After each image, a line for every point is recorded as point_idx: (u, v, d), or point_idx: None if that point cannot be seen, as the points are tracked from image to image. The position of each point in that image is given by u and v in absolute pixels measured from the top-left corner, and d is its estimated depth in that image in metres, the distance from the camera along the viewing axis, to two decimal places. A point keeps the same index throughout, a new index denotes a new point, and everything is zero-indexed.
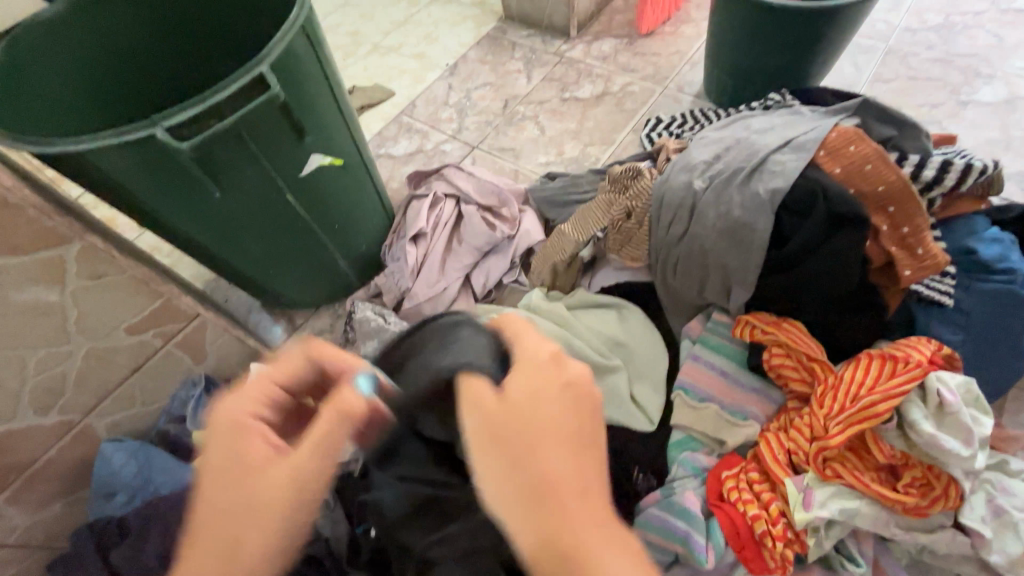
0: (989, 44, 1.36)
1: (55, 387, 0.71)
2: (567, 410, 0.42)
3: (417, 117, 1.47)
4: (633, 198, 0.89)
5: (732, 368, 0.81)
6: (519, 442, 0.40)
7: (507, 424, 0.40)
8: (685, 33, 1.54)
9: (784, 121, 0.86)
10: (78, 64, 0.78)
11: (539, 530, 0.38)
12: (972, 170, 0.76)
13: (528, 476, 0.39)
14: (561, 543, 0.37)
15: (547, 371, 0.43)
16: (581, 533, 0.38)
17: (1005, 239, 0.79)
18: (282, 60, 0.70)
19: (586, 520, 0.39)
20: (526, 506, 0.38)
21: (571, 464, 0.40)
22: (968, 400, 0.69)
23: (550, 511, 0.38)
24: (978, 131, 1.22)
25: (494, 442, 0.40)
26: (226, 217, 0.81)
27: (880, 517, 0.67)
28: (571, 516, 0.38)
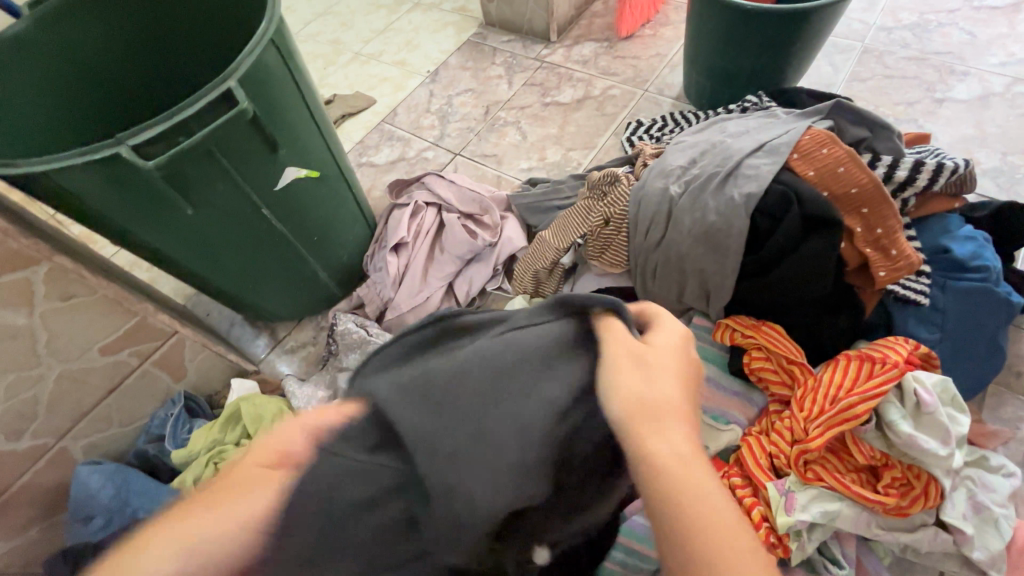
0: (962, 41, 1.38)
1: (27, 412, 0.70)
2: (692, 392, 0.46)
3: (398, 124, 1.47)
4: (611, 205, 0.88)
5: (713, 371, 0.81)
6: (644, 433, 0.43)
7: (635, 407, 0.43)
8: (665, 36, 1.55)
9: (760, 124, 0.86)
10: (44, 80, 0.77)
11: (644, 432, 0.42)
12: (944, 169, 0.76)
13: (651, 401, 0.44)
14: (667, 464, 0.41)
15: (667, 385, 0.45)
16: (665, 465, 0.41)
17: (978, 238, 0.79)
18: (251, 76, 0.70)
19: (676, 455, 0.42)
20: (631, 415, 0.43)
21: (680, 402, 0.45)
22: (945, 399, 0.69)
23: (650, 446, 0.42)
24: (953, 128, 1.23)
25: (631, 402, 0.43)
26: (202, 233, 0.79)
27: (861, 518, 0.67)
28: (659, 446, 0.42)
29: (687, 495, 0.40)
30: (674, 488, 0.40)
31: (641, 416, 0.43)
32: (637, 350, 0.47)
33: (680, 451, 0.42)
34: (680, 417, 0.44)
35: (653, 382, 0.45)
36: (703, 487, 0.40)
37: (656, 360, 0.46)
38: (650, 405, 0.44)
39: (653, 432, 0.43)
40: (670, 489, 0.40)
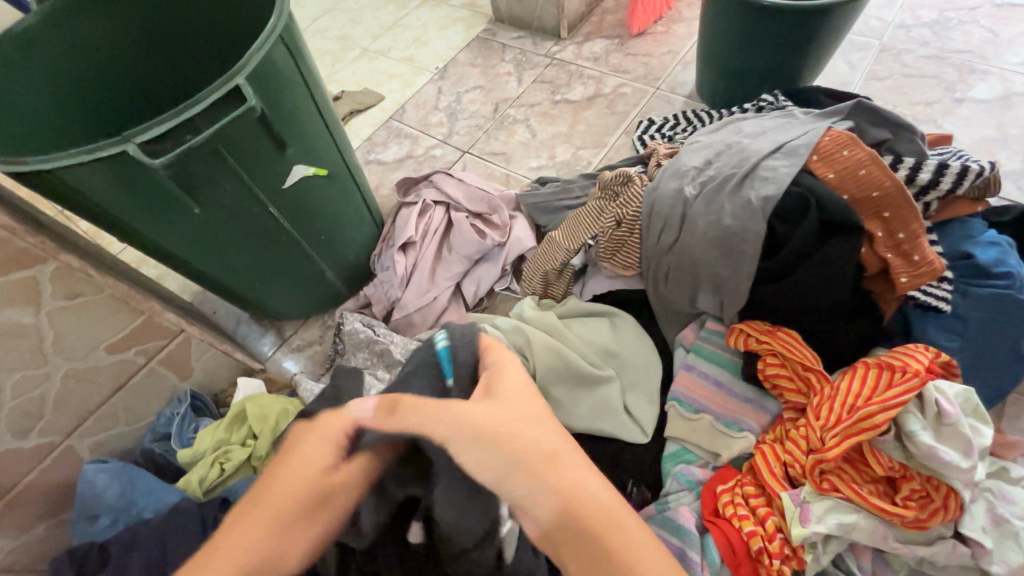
0: (983, 40, 1.34)
1: (34, 409, 0.69)
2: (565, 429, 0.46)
3: (407, 121, 1.45)
4: (623, 206, 0.86)
5: (726, 377, 0.79)
6: (554, 479, 0.41)
7: (533, 460, 0.41)
8: (677, 33, 1.52)
9: (776, 125, 0.84)
10: (52, 75, 0.77)
11: (549, 478, 0.41)
12: (970, 172, 0.74)
13: (540, 451, 0.42)
14: (571, 504, 0.40)
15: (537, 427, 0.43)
16: (578, 490, 0.41)
17: (1002, 243, 0.77)
18: (259, 73, 0.68)
19: (586, 480, 0.42)
20: (541, 457, 0.41)
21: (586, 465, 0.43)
22: (967, 410, 0.67)
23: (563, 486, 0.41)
24: (973, 128, 1.20)
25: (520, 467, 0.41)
26: (210, 231, 0.79)
27: (878, 531, 0.65)
28: (570, 478, 0.41)
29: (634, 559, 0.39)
30: (592, 531, 0.40)
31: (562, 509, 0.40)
32: (525, 420, 0.44)
33: (586, 490, 0.41)
34: (590, 487, 0.42)
35: (531, 432, 0.43)
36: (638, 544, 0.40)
37: (540, 424, 0.44)
38: (572, 485, 0.41)
39: (551, 475, 0.41)
40: (602, 532, 0.40)
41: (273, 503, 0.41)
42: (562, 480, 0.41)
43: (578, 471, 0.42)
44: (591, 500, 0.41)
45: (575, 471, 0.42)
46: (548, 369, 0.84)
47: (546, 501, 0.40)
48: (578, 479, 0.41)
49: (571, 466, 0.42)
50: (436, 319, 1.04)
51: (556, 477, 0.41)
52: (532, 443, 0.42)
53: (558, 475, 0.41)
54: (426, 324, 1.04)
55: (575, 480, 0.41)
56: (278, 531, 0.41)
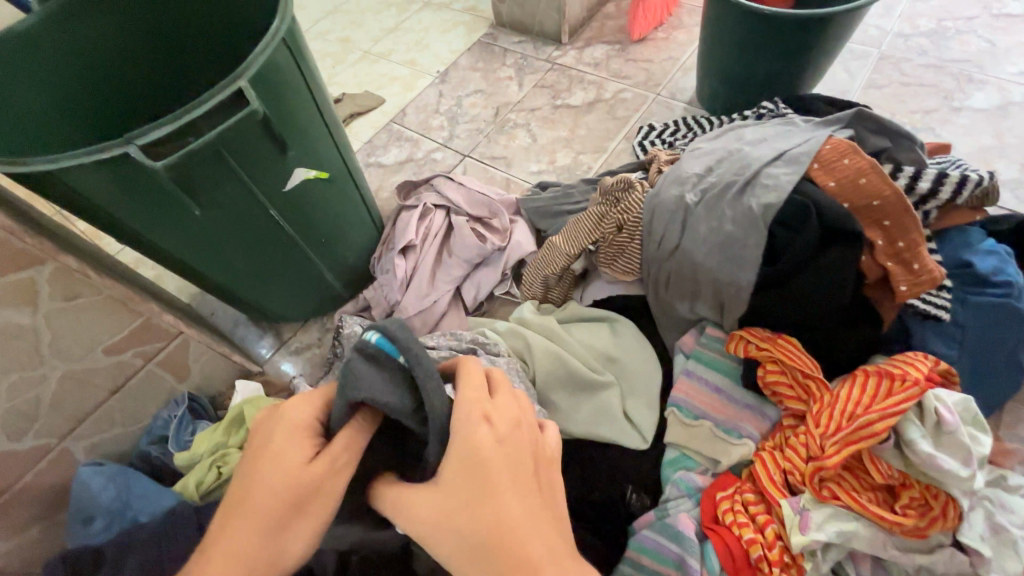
0: (981, 49, 1.35)
1: (30, 411, 0.69)
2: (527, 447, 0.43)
3: (407, 125, 1.45)
4: (625, 211, 0.86)
5: (726, 384, 0.79)
6: (480, 516, 0.40)
7: (460, 496, 0.41)
8: (678, 39, 1.53)
9: (777, 132, 0.85)
10: (54, 76, 0.76)
11: (473, 516, 0.40)
12: (968, 182, 0.75)
13: (473, 485, 0.41)
14: (495, 540, 0.40)
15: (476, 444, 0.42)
16: (505, 527, 0.40)
17: (1001, 252, 0.78)
18: (262, 75, 0.68)
19: (518, 514, 0.41)
20: (467, 497, 0.41)
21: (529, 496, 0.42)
22: (966, 418, 0.67)
23: (491, 524, 0.40)
24: (971, 137, 1.21)
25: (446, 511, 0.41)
26: (210, 234, 0.78)
27: (878, 539, 0.65)
28: (499, 514, 0.40)
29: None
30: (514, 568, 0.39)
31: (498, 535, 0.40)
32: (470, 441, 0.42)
33: (517, 527, 0.40)
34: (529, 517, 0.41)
35: (467, 469, 0.42)
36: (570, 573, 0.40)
37: (480, 450, 0.42)
38: (503, 517, 0.40)
39: (480, 513, 0.40)
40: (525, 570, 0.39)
41: (253, 498, 0.41)
42: (489, 520, 0.40)
43: (511, 509, 0.41)
44: (519, 540, 0.40)
45: (508, 509, 0.40)
46: (547, 375, 0.84)
47: (477, 531, 0.40)
48: (508, 517, 0.40)
49: (512, 496, 0.41)
50: (435, 323, 1.04)
51: (484, 516, 0.40)
52: (463, 474, 0.41)
53: (485, 511, 0.40)
54: (426, 328, 1.04)
55: (505, 516, 0.40)
56: (268, 533, 0.41)
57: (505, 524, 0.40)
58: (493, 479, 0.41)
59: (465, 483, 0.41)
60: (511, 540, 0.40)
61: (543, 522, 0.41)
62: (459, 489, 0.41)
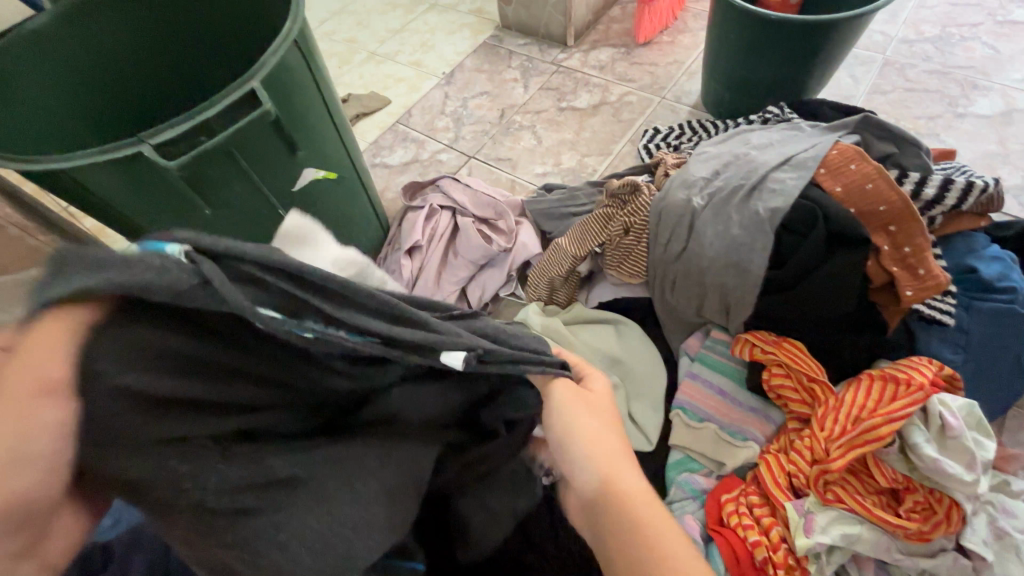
0: (985, 56, 1.36)
1: None
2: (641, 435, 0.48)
3: (413, 126, 1.46)
4: (632, 214, 0.88)
5: (731, 387, 0.80)
6: (598, 454, 0.44)
7: (588, 433, 0.45)
8: (683, 43, 1.53)
9: (784, 137, 0.85)
10: (64, 73, 0.77)
11: (593, 454, 0.44)
12: (974, 189, 0.75)
13: (595, 430, 0.45)
14: (606, 483, 0.43)
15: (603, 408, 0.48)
16: (617, 476, 0.44)
17: (1006, 258, 0.78)
18: (275, 76, 0.69)
19: (630, 473, 0.44)
20: (585, 430, 0.45)
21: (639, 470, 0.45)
22: (970, 423, 0.68)
23: (605, 468, 0.44)
24: (975, 143, 1.22)
25: (576, 437, 0.45)
26: (220, 232, 0.79)
27: (881, 542, 0.66)
28: (610, 463, 0.44)
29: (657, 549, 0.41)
30: (619, 516, 0.42)
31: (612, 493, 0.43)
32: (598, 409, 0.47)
33: (625, 484, 0.43)
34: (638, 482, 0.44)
35: (591, 414, 0.46)
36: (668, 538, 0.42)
37: (604, 417, 0.47)
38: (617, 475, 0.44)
39: (596, 452, 0.44)
40: (629, 519, 0.42)
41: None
42: (599, 462, 0.44)
43: (628, 471, 0.44)
44: (622, 486, 0.43)
45: (622, 465, 0.44)
46: None
47: (591, 473, 0.44)
48: (620, 472, 0.44)
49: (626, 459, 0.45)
50: None
51: (597, 457, 0.44)
52: (590, 420, 0.46)
53: (594, 451, 0.44)
54: None
55: (618, 470, 0.44)
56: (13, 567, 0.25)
57: (615, 478, 0.43)
58: (610, 436, 0.46)
59: (593, 425, 0.45)
60: (619, 491, 0.43)
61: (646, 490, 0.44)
62: (582, 428, 0.45)
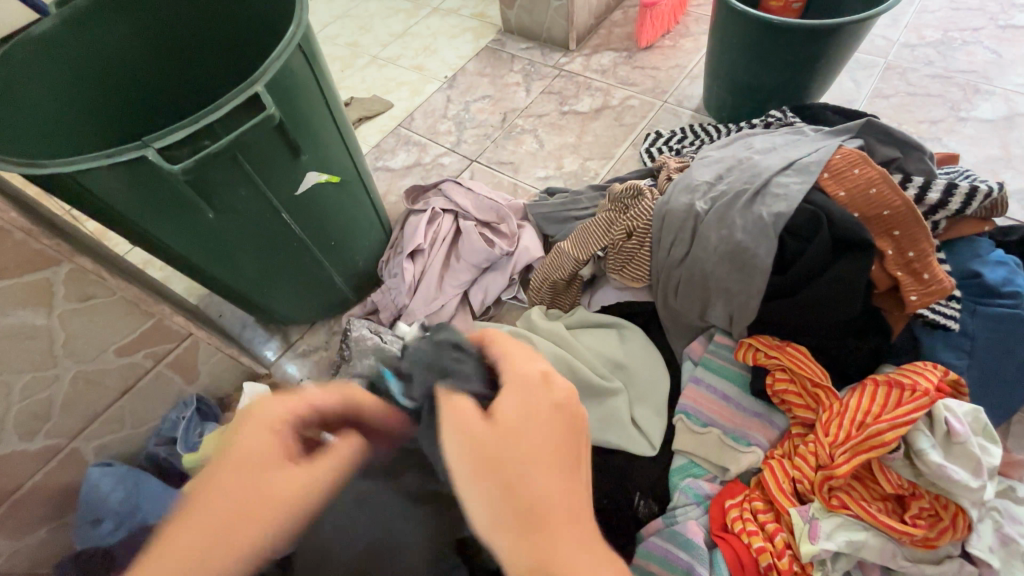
0: (987, 60, 1.36)
1: (42, 412, 0.67)
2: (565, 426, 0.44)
3: (415, 129, 1.46)
4: (634, 218, 0.87)
5: (734, 392, 0.79)
6: (504, 476, 0.41)
7: (493, 440, 0.42)
8: (685, 47, 1.54)
9: (787, 141, 0.85)
10: (69, 77, 0.77)
11: (497, 474, 0.41)
12: (977, 193, 0.75)
13: (491, 449, 0.41)
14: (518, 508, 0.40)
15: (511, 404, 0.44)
16: (534, 497, 0.40)
17: (1009, 263, 0.78)
18: (278, 81, 0.69)
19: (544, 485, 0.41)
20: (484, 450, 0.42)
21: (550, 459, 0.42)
22: (976, 429, 0.67)
23: (515, 481, 0.41)
24: (978, 148, 1.22)
25: (479, 453, 0.42)
26: (223, 236, 0.79)
27: (887, 548, 0.65)
28: (529, 482, 0.40)
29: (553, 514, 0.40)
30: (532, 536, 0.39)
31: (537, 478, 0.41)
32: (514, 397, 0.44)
33: (539, 498, 0.40)
34: (557, 452, 0.42)
35: (501, 431, 0.42)
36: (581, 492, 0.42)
37: (519, 400, 0.44)
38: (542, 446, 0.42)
39: (509, 469, 0.41)
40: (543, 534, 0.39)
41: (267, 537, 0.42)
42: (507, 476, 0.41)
43: (546, 482, 0.41)
44: (533, 491, 0.40)
45: (542, 479, 0.41)
46: None
47: (494, 496, 0.41)
48: (539, 490, 0.40)
49: (551, 433, 0.43)
50: None
51: (506, 466, 0.41)
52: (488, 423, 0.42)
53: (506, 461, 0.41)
54: None
55: (528, 481, 0.41)
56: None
57: (534, 494, 0.40)
58: (524, 439, 0.42)
59: (507, 430, 0.42)
60: (533, 504, 0.40)
61: (547, 457, 0.42)
62: (480, 442, 0.42)
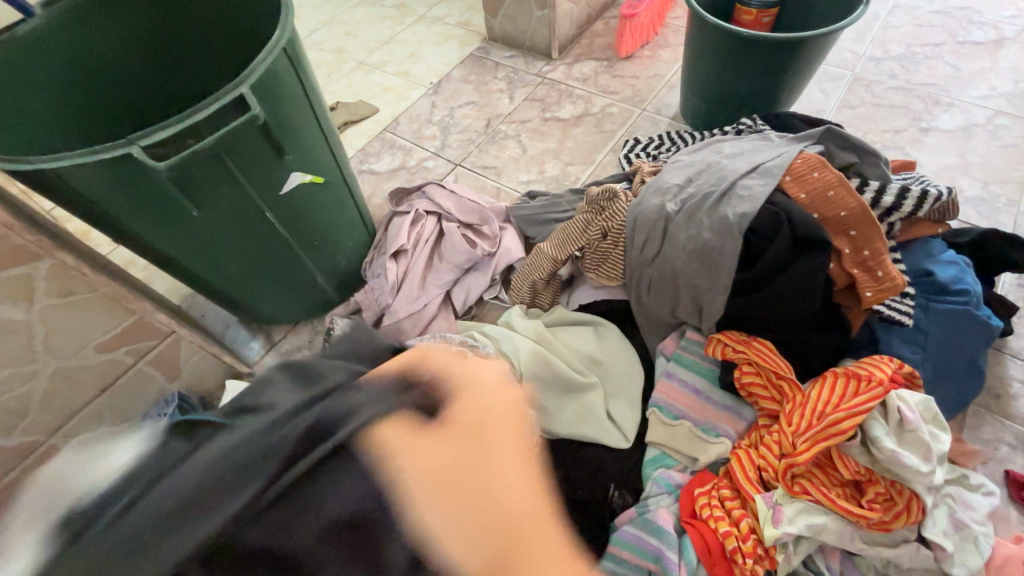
0: (947, 74, 1.43)
1: (17, 408, 0.67)
2: (519, 435, 0.34)
3: (400, 134, 1.49)
4: (609, 219, 0.91)
5: (704, 386, 0.83)
6: (477, 481, 0.28)
7: (462, 453, 0.28)
8: (663, 57, 1.59)
9: (754, 146, 0.90)
10: (51, 74, 0.77)
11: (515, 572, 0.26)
12: (928, 197, 0.80)
13: (493, 518, 0.27)
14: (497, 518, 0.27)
15: (512, 480, 0.29)
16: (473, 485, 0.28)
17: (960, 263, 0.82)
18: (263, 83, 0.71)
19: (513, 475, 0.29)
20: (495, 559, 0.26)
21: (530, 489, 0.30)
22: (927, 417, 0.71)
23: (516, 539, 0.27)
24: (937, 156, 1.28)
25: (436, 489, 0.26)
26: (207, 233, 0.80)
27: (846, 532, 0.69)
28: (508, 482, 0.28)
29: (496, 489, 0.28)
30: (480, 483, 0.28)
31: (446, 539, 0.25)
32: (481, 518, 0.27)
33: (505, 502, 0.28)
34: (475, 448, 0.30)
35: (488, 485, 0.28)
36: (497, 454, 0.30)
37: (524, 468, 0.30)
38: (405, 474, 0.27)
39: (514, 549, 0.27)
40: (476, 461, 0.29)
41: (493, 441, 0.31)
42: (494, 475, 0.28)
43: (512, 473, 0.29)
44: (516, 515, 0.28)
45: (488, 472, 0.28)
46: (534, 375, 0.84)
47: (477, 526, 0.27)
48: (495, 473, 0.28)
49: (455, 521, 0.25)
50: (425, 326, 1.05)
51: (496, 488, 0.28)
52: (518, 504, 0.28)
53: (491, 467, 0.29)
54: (415, 331, 1.05)
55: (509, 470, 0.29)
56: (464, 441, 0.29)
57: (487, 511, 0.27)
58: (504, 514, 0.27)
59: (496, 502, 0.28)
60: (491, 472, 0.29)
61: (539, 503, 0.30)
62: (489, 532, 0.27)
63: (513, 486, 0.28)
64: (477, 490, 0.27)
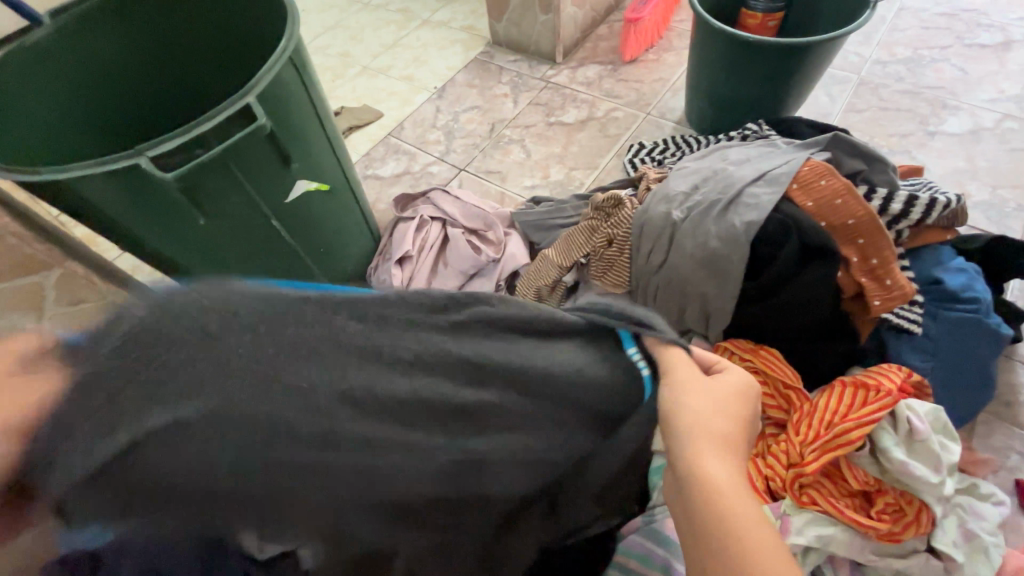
0: (954, 77, 1.42)
1: None
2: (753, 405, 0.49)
3: (405, 138, 1.49)
4: (615, 226, 0.90)
5: None
6: (690, 415, 0.45)
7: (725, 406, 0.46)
8: (668, 61, 1.59)
9: (760, 153, 0.89)
10: (60, 84, 0.78)
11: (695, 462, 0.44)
12: (937, 204, 0.79)
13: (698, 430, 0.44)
14: (693, 427, 0.44)
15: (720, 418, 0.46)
16: (694, 413, 0.45)
17: (969, 270, 0.82)
18: (269, 92, 0.71)
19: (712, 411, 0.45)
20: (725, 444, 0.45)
21: (729, 429, 0.46)
22: (937, 427, 0.71)
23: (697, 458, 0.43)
24: (945, 160, 1.27)
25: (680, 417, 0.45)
26: (213, 241, 0.80)
27: (855, 543, 0.68)
28: (697, 413, 0.45)
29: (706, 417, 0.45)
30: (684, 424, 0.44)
31: (681, 430, 0.44)
32: (716, 449, 0.44)
33: (703, 420, 0.45)
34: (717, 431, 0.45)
35: (709, 414, 0.45)
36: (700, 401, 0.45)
37: (728, 416, 0.46)
38: (705, 421, 0.44)
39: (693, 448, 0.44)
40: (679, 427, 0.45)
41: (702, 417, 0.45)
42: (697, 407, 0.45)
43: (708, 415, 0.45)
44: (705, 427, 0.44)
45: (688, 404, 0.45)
46: None
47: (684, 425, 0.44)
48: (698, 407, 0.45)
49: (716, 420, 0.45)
50: None
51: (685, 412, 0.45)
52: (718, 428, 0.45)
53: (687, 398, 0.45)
54: None
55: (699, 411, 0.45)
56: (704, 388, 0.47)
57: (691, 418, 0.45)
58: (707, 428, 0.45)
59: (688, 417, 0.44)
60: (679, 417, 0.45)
61: (729, 436, 0.45)
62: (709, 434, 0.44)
63: (706, 412, 0.45)
64: (713, 414, 0.45)
